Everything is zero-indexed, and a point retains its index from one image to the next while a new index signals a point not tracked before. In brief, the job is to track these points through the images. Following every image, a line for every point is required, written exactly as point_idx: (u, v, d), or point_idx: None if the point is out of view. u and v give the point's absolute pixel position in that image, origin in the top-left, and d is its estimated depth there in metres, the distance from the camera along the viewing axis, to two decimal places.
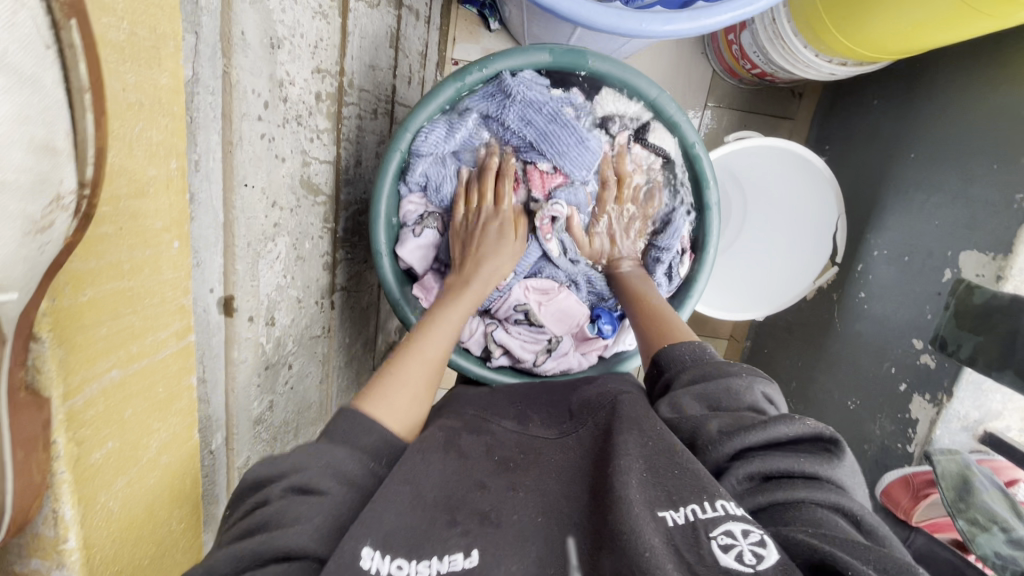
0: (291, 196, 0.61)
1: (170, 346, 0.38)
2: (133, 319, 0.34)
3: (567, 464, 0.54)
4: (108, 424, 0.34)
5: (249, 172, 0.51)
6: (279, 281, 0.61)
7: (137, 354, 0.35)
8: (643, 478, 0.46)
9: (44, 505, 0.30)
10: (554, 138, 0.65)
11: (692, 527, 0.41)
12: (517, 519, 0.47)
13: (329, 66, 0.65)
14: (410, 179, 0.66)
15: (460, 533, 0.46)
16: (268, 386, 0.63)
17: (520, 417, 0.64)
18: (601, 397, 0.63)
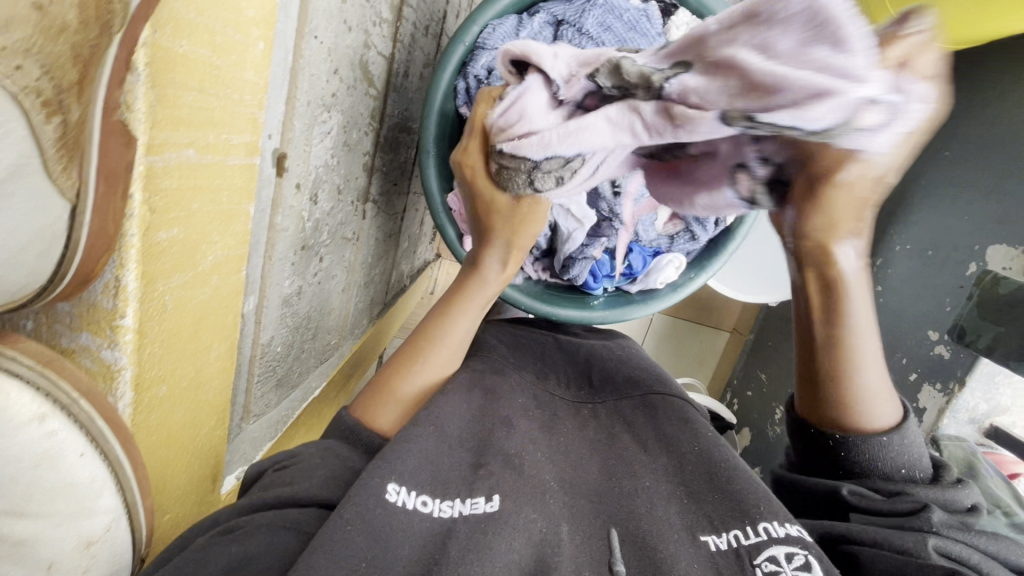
0: (350, 74, 0.59)
1: (239, 155, 0.36)
2: (215, 104, 0.33)
3: (589, 434, 0.60)
4: (174, 212, 0.32)
5: (320, 25, 0.49)
6: (324, 159, 0.59)
7: (212, 148, 0.33)
8: (683, 505, 0.51)
9: (108, 268, 0.30)
10: (631, 47, 0.59)
11: (737, 554, 0.45)
12: (537, 475, 0.52)
13: None
14: (471, 71, 0.62)
15: (483, 475, 0.51)
16: (300, 269, 0.61)
17: (540, 371, 0.69)
18: (620, 382, 0.70)
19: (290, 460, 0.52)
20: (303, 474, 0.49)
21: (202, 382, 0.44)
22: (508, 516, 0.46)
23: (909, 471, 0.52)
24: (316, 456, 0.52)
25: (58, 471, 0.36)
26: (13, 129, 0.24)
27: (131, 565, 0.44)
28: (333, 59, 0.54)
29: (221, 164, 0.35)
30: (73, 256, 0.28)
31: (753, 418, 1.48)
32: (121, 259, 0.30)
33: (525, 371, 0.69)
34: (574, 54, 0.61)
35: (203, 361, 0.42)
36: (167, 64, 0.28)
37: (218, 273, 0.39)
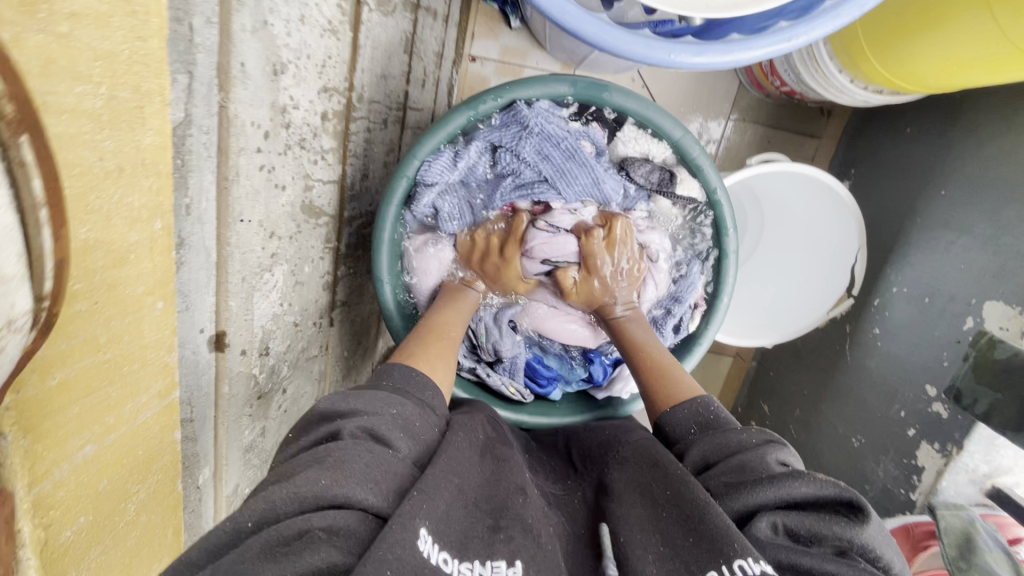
0: (294, 222, 0.59)
1: (150, 407, 0.38)
2: (111, 391, 0.34)
3: (579, 534, 0.53)
4: (68, 510, 0.34)
5: (247, 206, 0.49)
6: (274, 309, 0.59)
7: (112, 428, 0.35)
8: (659, 552, 0.44)
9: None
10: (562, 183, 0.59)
11: None
12: (549, 552, 0.47)
13: (336, 85, 0.62)
14: (416, 208, 0.64)
15: (504, 539, 0.45)
16: (260, 415, 0.62)
17: (529, 465, 0.62)
18: (605, 444, 0.62)
19: (360, 433, 0.46)
20: (367, 469, 0.43)
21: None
22: None
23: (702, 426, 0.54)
24: (390, 441, 0.47)
25: None
26: None
27: None
28: (266, 227, 0.54)
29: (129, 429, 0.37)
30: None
31: None
32: None
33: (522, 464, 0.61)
34: (513, 178, 0.61)
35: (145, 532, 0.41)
36: (31, 410, 0.30)
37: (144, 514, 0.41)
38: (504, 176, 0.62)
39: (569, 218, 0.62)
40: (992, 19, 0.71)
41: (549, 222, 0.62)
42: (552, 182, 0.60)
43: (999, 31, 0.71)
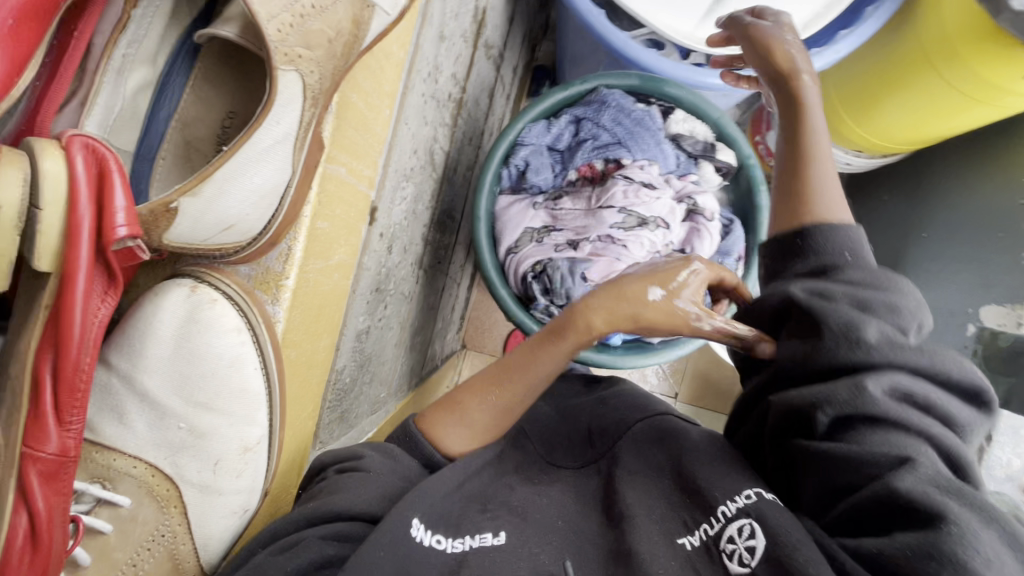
0: (422, 158, 0.75)
1: (365, 183, 0.60)
2: (365, 141, 0.59)
3: (585, 493, 0.57)
4: (327, 211, 0.56)
5: (409, 117, 0.65)
6: (399, 219, 0.72)
7: (353, 172, 0.58)
8: (663, 512, 0.50)
9: (285, 242, 0.54)
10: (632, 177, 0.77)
11: (707, 548, 0.45)
12: (542, 518, 0.53)
13: (458, 77, 0.83)
14: (512, 162, 0.81)
15: (488, 516, 0.53)
16: (371, 310, 0.71)
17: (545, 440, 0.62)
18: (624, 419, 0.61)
19: (371, 456, 0.56)
20: (369, 479, 0.53)
21: (311, 365, 0.61)
22: (514, 550, 0.50)
23: (847, 328, 0.44)
24: (385, 459, 0.56)
25: (244, 374, 0.55)
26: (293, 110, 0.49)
27: (261, 491, 0.59)
28: (409, 146, 0.69)
29: (355, 186, 0.59)
30: (283, 208, 0.52)
31: None
32: (296, 232, 0.54)
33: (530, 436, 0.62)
34: (592, 140, 0.80)
35: (316, 347, 0.60)
36: (345, 107, 0.56)
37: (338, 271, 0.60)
38: (584, 141, 0.80)
39: (640, 171, 0.78)
40: (970, 95, 0.87)
41: (625, 174, 0.78)
42: (623, 143, 0.79)
43: (946, 87, 0.89)
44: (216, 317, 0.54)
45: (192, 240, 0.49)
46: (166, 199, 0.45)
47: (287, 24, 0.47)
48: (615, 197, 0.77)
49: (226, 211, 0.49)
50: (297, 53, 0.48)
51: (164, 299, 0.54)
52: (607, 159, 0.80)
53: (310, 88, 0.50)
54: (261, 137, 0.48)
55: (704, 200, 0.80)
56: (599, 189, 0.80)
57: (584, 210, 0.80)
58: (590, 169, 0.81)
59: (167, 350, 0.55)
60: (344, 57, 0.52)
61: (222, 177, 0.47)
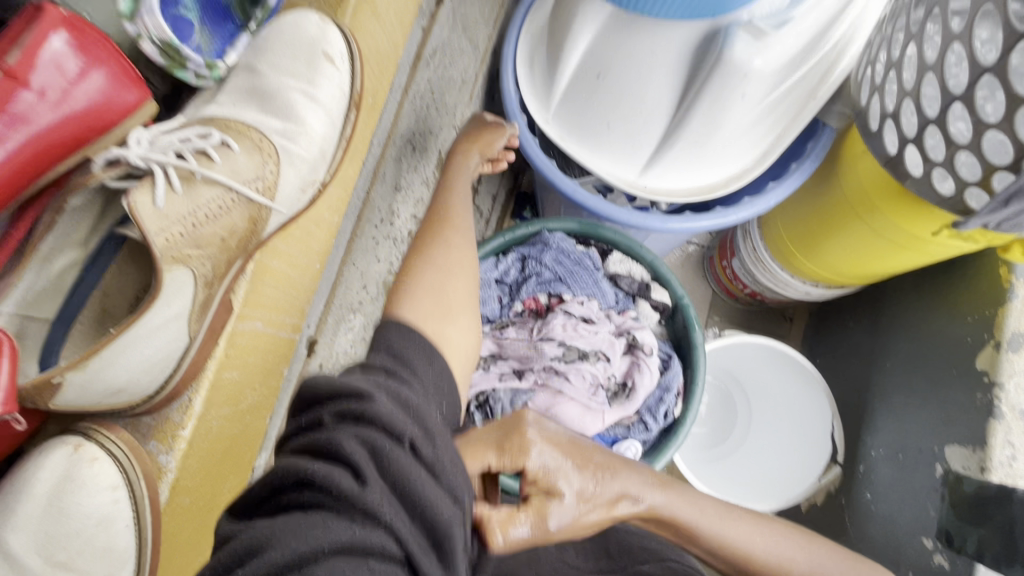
0: (373, 290, 0.80)
1: (287, 330, 0.60)
2: (286, 298, 0.59)
3: None
4: (237, 359, 0.55)
5: (358, 258, 0.72)
6: (344, 349, 0.75)
7: (273, 322, 0.58)
8: None
9: (186, 394, 0.51)
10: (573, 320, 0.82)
11: None
12: None
13: (419, 216, 0.91)
14: None
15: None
16: None
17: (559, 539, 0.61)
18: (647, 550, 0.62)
19: (388, 445, 0.41)
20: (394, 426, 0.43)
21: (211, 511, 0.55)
22: None
23: None
24: (403, 458, 0.40)
25: (110, 532, 0.51)
26: (186, 281, 0.51)
27: None
28: (357, 285, 0.74)
29: (274, 335, 0.58)
30: (182, 365, 0.50)
31: None
32: (195, 386, 0.51)
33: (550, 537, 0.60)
34: (535, 277, 0.85)
35: (218, 491, 0.54)
36: (263, 271, 0.57)
37: (251, 415, 0.57)
38: (528, 277, 0.86)
39: (578, 307, 0.83)
40: (888, 239, 0.93)
41: (565, 308, 0.83)
42: (564, 280, 0.85)
43: (871, 234, 0.96)
44: (92, 477, 0.50)
45: (82, 402, 0.47)
46: (50, 375, 0.44)
47: (176, 233, 0.50)
48: (554, 330, 0.81)
49: (115, 377, 0.47)
50: (186, 251, 0.51)
51: (48, 455, 0.50)
52: (550, 294, 0.85)
53: (203, 276, 0.52)
54: (161, 310, 0.49)
55: (642, 335, 0.83)
56: (541, 322, 0.83)
57: (527, 341, 0.83)
58: (534, 303, 0.86)
59: (40, 507, 0.50)
60: (239, 246, 0.55)
61: (105, 356, 0.46)
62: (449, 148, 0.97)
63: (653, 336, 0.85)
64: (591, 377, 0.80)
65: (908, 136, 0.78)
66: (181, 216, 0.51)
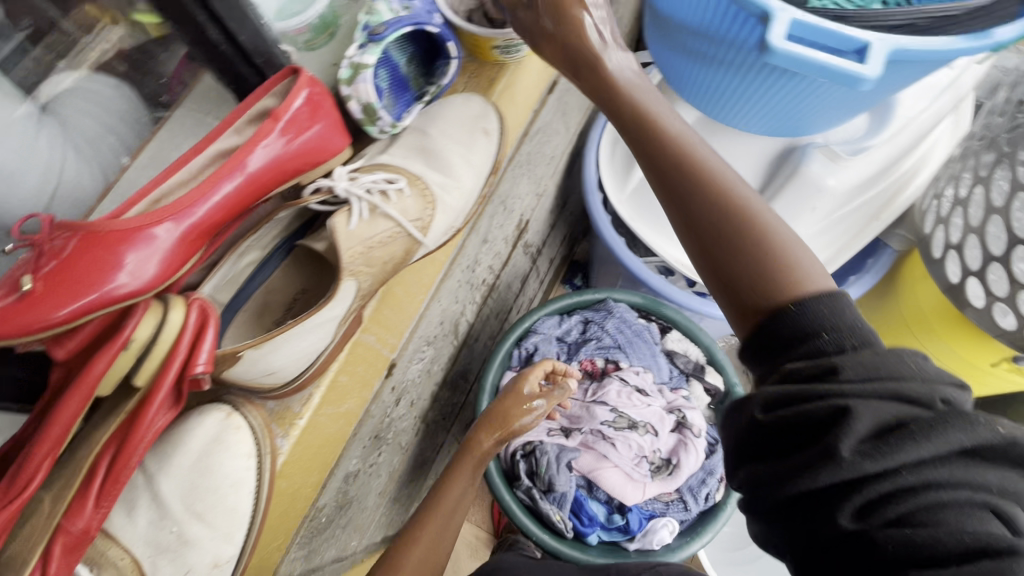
0: (446, 327, 0.86)
1: (386, 348, 0.68)
2: (394, 320, 0.69)
3: None
4: (348, 367, 0.64)
5: (444, 296, 0.79)
6: (413, 376, 0.81)
7: (382, 339, 0.68)
8: None
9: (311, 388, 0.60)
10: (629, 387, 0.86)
11: None
12: None
13: (494, 267, 0.99)
14: (523, 345, 0.92)
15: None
16: (365, 454, 0.76)
17: None
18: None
19: None
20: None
21: (295, 500, 0.63)
22: None
23: None
24: None
25: (238, 494, 0.57)
26: (349, 295, 0.59)
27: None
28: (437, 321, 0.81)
29: (377, 350, 0.68)
30: (315, 364, 0.59)
31: None
32: (317, 383, 0.60)
33: None
34: (596, 341, 0.90)
35: (305, 482, 0.62)
36: (388, 293, 0.68)
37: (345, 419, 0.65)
38: (589, 340, 0.91)
39: (634, 376, 0.88)
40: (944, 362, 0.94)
41: (620, 375, 0.88)
42: (624, 348, 0.90)
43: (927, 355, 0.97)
44: (233, 443, 0.57)
45: (244, 377, 0.56)
46: (236, 349, 0.53)
47: (355, 251, 0.58)
48: (609, 394, 0.85)
49: (271, 363, 0.55)
50: (355, 265, 0.59)
51: (202, 417, 0.59)
52: (608, 359, 0.90)
53: (363, 291, 0.61)
54: (329, 311, 0.57)
55: (692, 414, 0.86)
56: (597, 384, 0.89)
57: (580, 401, 0.88)
58: (591, 365, 0.91)
59: (190, 461, 0.58)
60: (393, 267, 0.63)
61: (272, 343, 0.54)
62: (529, 211, 1.06)
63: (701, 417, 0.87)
64: (639, 446, 0.83)
65: (970, 268, 0.82)
66: (364, 238, 0.60)
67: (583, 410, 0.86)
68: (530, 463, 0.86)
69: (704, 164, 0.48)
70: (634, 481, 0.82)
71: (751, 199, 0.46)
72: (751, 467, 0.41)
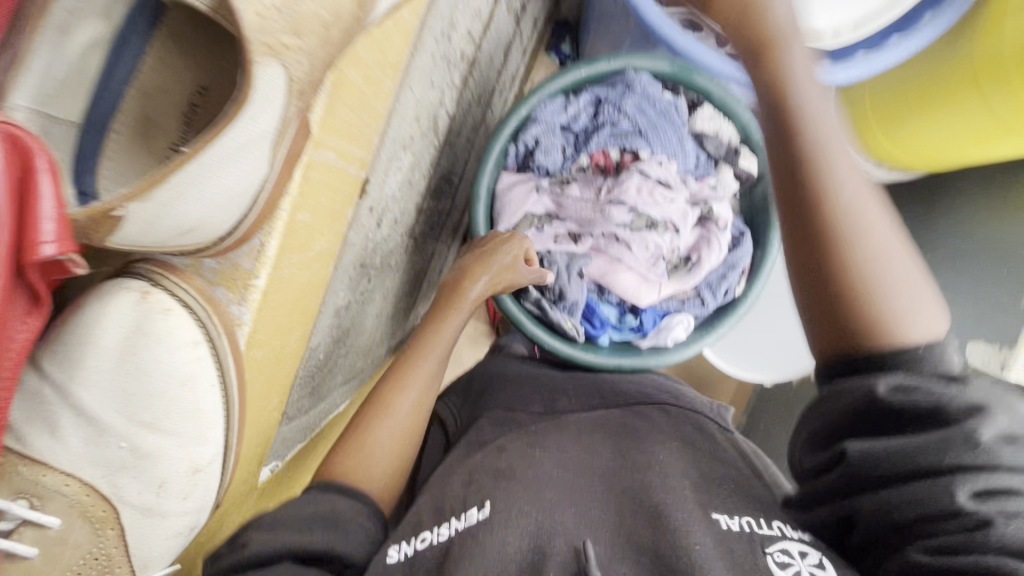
0: (423, 124, 0.68)
1: (355, 167, 0.56)
2: (355, 126, 0.54)
3: (601, 432, 0.59)
4: (308, 201, 0.53)
5: (414, 81, 0.59)
6: (393, 191, 0.66)
7: (344, 155, 0.54)
8: (699, 485, 0.51)
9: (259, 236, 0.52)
10: (649, 180, 0.72)
11: (750, 538, 0.46)
12: (534, 475, 0.53)
13: (474, 35, 0.74)
14: (522, 139, 0.75)
15: (475, 489, 0.53)
16: (354, 284, 0.66)
17: (551, 394, 0.67)
18: (622, 394, 0.67)
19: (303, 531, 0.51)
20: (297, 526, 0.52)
21: (283, 358, 0.60)
22: (497, 515, 0.49)
23: None
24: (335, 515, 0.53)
25: (195, 392, 0.54)
26: (275, 100, 0.42)
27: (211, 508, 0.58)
28: (409, 118, 0.62)
29: (343, 170, 0.55)
30: (257, 208, 0.48)
31: None
32: (270, 228, 0.51)
33: (540, 399, 0.66)
34: (610, 126, 0.74)
35: (287, 342, 0.59)
36: (342, 85, 0.51)
37: (320, 262, 0.58)
38: (602, 126, 0.75)
39: (657, 168, 0.73)
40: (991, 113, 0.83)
41: (641, 167, 0.73)
42: (644, 134, 0.74)
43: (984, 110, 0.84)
44: (167, 330, 0.53)
45: (144, 241, 0.43)
46: (109, 205, 0.38)
47: (269, 7, 0.38)
48: (627, 192, 0.72)
49: (182, 217, 0.43)
50: (284, 41, 0.40)
51: (111, 305, 0.52)
52: (626, 147, 0.74)
53: (297, 80, 0.43)
54: (245, 128, 0.41)
55: (720, 207, 0.76)
56: (612, 181, 0.74)
57: (592, 202, 0.74)
58: (605, 158, 0.74)
59: (112, 362, 0.53)
60: (338, 42, 0.45)
61: (172, 188, 0.40)
62: None
63: (728, 210, 0.77)
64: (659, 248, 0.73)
65: None
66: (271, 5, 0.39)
67: (596, 213, 0.73)
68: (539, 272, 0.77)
69: (848, 220, 0.44)
70: (649, 281, 0.75)
71: (865, 240, 0.44)
72: (849, 358, 0.44)
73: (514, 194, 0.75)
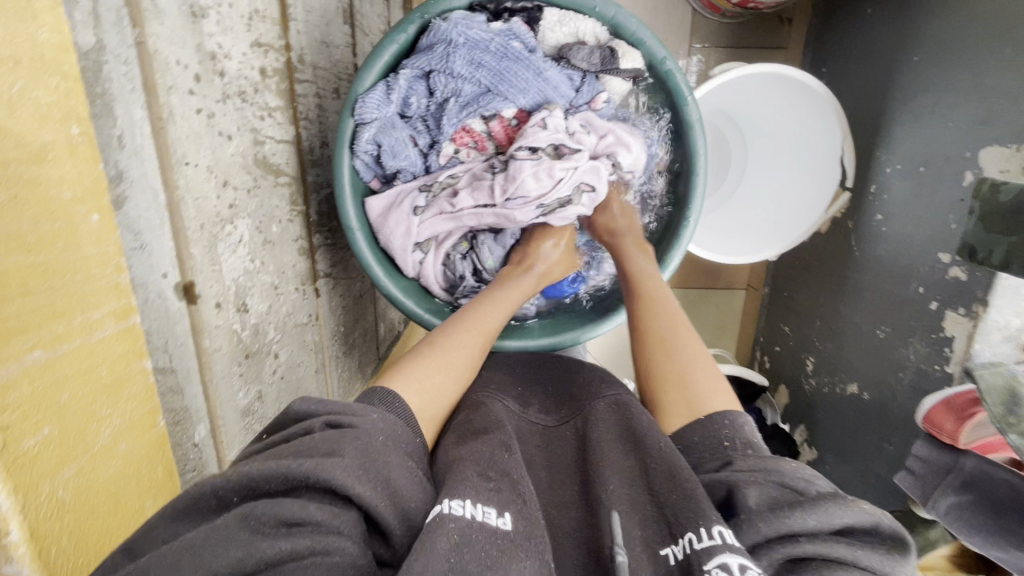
0: (248, 176, 0.59)
1: (107, 327, 0.36)
2: (52, 296, 0.32)
3: (576, 458, 0.53)
4: (39, 406, 0.32)
5: (190, 150, 0.49)
6: (243, 267, 0.58)
7: (60, 333, 0.33)
8: (645, 512, 0.44)
9: None
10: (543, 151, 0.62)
11: (688, 562, 0.38)
12: (538, 502, 0.45)
13: (268, 41, 0.61)
14: (360, 148, 0.63)
15: (493, 488, 0.43)
16: (253, 376, 0.61)
17: (521, 396, 0.62)
18: (589, 390, 0.62)
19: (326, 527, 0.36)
20: (369, 453, 0.40)
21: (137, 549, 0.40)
22: (521, 537, 0.39)
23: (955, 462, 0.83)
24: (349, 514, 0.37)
25: None
26: None
27: None
28: (212, 186, 0.52)
29: (80, 344, 0.34)
30: None
31: (787, 374, 1.40)
32: None
33: (510, 397, 0.61)
34: (455, 98, 0.64)
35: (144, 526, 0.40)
36: None
37: (125, 438, 0.38)
38: (447, 99, 0.64)
39: (543, 134, 0.62)
40: None
41: (525, 143, 0.62)
42: (494, 90, 0.63)
43: None
44: None
45: None
46: None
47: None
48: (524, 185, 0.62)
49: None
50: None
51: None
52: (486, 115, 0.64)
53: None
54: None
55: (626, 156, 0.68)
56: (501, 171, 0.64)
57: (488, 207, 0.65)
58: (475, 137, 0.66)
59: None
60: None
61: None
62: None
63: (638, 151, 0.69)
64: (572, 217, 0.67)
65: None
66: None
67: (499, 219, 0.65)
68: (451, 277, 0.74)
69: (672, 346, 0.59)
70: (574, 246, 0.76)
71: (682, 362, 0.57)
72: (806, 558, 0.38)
73: (396, 214, 0.66)
